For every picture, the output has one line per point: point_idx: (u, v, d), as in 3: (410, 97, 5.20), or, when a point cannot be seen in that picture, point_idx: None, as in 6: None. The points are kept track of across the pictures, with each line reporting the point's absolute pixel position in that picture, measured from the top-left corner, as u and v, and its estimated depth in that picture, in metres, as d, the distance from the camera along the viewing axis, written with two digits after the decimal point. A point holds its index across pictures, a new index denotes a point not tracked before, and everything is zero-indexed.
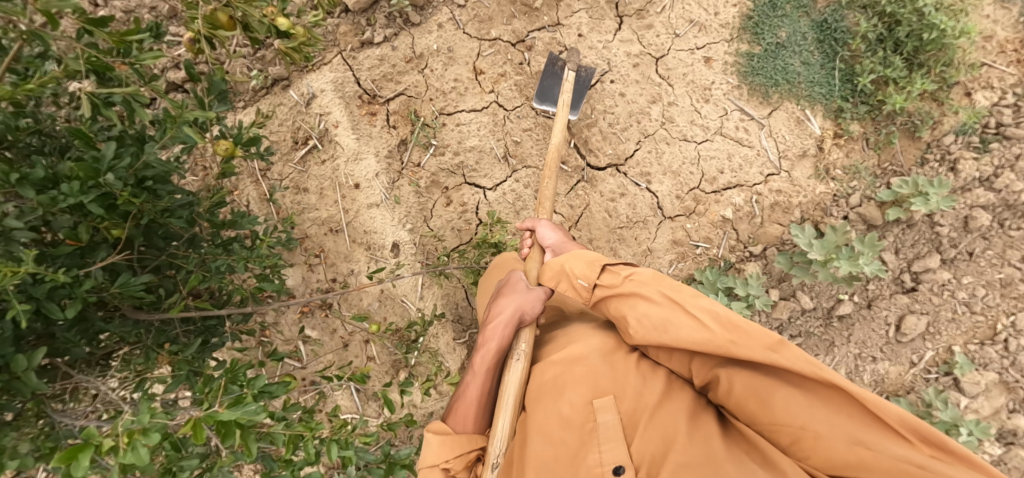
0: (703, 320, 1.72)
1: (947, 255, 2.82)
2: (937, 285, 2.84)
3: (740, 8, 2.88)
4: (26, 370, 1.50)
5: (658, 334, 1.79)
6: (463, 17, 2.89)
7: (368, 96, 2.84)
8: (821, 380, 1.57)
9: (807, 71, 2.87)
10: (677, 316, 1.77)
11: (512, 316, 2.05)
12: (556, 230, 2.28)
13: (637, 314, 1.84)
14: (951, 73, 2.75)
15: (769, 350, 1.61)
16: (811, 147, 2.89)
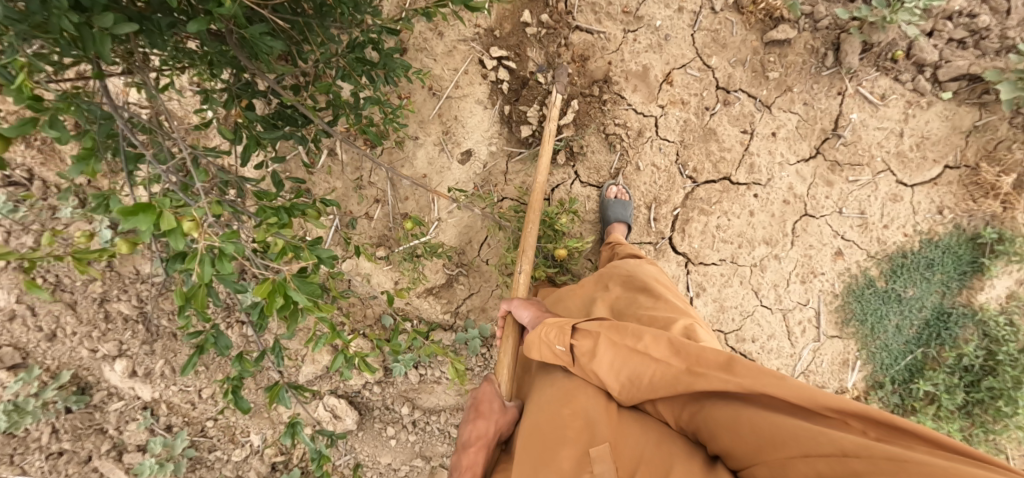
0: (663, 358, 1.64)
1: None
2: None
3: (904, 240, 2.71)
4: (103, 31, 1.22)
5: (630, 386, 1.70)
6: (703, 23, 2.58)
7: (564, 8, 2.56)
8: (764, 387, 1.46)
9: (892, 335, 2.78)
10: (644, 360, 1.67)
11: (493, 439, 1.92)
12: (526, 309, 2.13)
13: (608, 347, 1.74)
14: (981, 442, 2.74)
15: (723, 370, 1.53)
16: (831, 388, 2.84)
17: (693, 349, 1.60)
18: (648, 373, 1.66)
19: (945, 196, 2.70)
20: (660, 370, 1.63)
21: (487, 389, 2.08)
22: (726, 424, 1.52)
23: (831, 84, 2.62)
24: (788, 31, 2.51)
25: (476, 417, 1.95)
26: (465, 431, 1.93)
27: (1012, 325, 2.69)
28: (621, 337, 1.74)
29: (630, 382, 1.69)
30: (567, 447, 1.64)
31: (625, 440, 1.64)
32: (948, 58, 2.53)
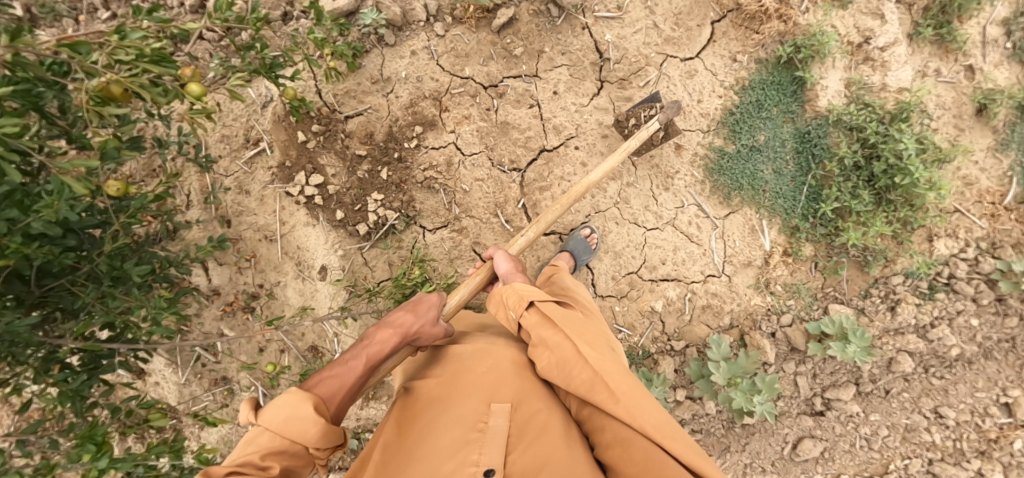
0: (593, 359, 1.84)
1: (863, 388, 2.97)
2: (844, 415, 2.98)
3: (724, 101, 2.80)
4: None
5: (553, 370, 1.89)
6: (439, 48, 2.78)
7: (327, 110, 2.79)
8: (664, 430, 1.71)
9: (775, 179, 2.84)
10: (577, 357, 1.85)
11: (408, 333, 2.04)
12: (509, 262, 2.32)
13: (548, 339, 1.93)
14: (916, 218, 2.82)
15: (635, 396, 1.76)
16: (758, 258, 2.87)
17: (620, 370, 1.83)
18: (575, 367, 1.85)
19: (734, 45, 2.82)
20: (588, 373, 1.82)
21: (433, 297, 2.19)
22: (619, 438, 1.76)
23: (572, 25, 2.79)
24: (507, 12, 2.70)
25: (409, 310, 2.08)
26: (395, 315, 2.06)
27: (868, 106, 2.78)
28: (569, 329, 1.93)
29: (554, 367, 1.89)
30: (474, 398, 1.87)
31: (525, 408, 1.87)
32: None
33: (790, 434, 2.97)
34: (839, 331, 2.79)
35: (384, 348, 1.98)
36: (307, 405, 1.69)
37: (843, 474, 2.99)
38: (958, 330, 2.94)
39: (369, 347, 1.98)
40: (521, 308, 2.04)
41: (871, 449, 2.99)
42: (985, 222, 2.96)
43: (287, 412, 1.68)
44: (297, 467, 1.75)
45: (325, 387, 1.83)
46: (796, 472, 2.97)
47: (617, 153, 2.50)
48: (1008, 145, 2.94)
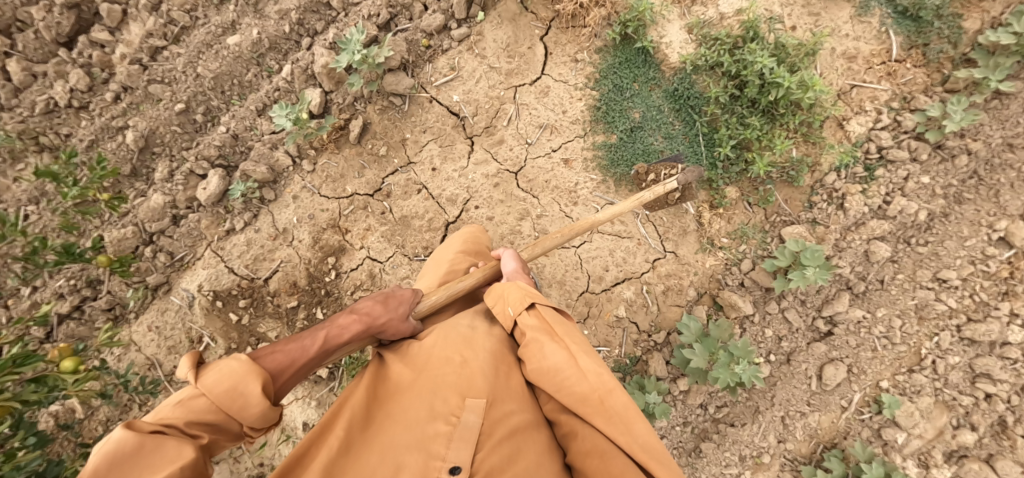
0: (589, 371, 1.86)
1: (857, 290, 2.87)
2: (852, 324, 2.87)
3: (585, 101, 2.85)
4: None
5: (545, 373, 1.91)
6: (316, 181, 2.88)
7: (246, 282, 2.88)
8: (649, 446, 1.76)
9: (669, 144, 2.84)
10: (569, 365, 1.87)
11: (377, 325, 2.05)
12: (516, 262, 2.38)
13: (544, 342, 1.95)
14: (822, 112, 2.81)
15: (623, 412, 1.80)
16: (691, 223, 2.84)
17: (613, 384, 1.86)
18: (571, 374, 1.86)
19: (572, 48, 2.87)
20: (581, 383, 1.84)
21: (407, 293, 2.20)
22: (601, 452, 1.80)
23: (419, 104, 2.88)
24: (355, 122, 2.80)
25: (381, 302, 2.09)
26: (365, 304, 2.08)
27: (716, 40, 2.77)
28: (568, 337, 1.96)
29: (547, 370, 1.90)
30: (451, 391, 1.85)
31: (500, 409, 1.88)
32: (452, 7, 2.86)
33: (810, 368, 2.86)
34: (791, 258, 2.71)
35: (341, 336, 1.99)
36: (257, 382, 1.63)
37: (881, 381, 2.85)
38: (916, 195, 2.82)
39: (330, 331, 1.98)
40: (523, 307, 2.05)
41: (896, 345, 2.85)
42: (885, 84, 2.90)
43: (232, 383, 1.61)
44: (221, 443, 1.65)
45: (276, 363, 1.80)
46: (835, 401, 2.86)
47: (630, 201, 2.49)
48: (867, 5, 2.91)
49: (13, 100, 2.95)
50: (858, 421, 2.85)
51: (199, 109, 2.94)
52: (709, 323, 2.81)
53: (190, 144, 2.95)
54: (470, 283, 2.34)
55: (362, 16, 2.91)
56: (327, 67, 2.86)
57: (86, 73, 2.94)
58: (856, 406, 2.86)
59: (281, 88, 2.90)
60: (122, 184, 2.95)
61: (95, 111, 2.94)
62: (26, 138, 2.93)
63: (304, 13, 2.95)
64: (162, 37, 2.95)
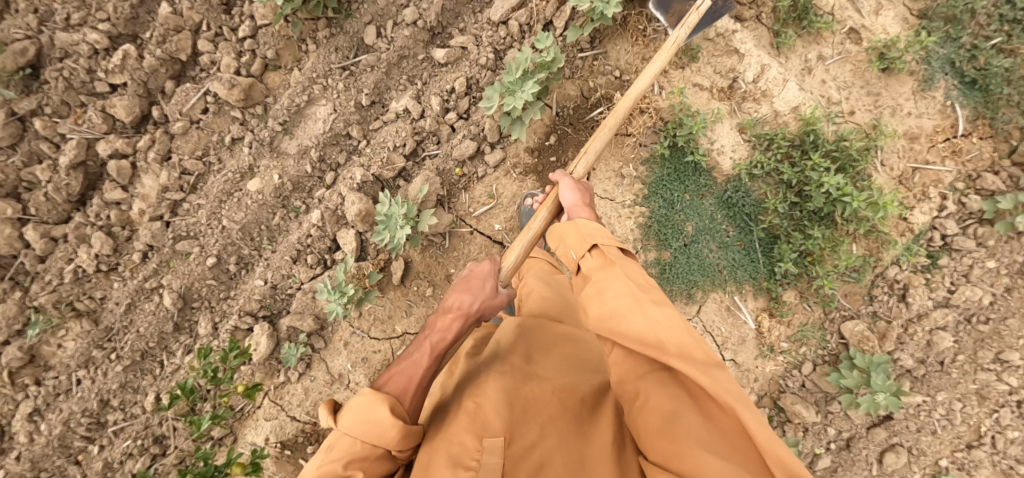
0: (654, 318, 1.67)
1: (916, 372, 2.79)
2: (913, 407, 2.81)
3: (634, 219, 2.72)
4: None
5: (605, 324, 1.74)
6: (364, 325, 2.81)
7: (310, 426, 2.85)
8: (720, 401, 1.53)
9: (724, 253, 2.73)
10: (632, 309, 1.70)
11: (472, 310, 2.09)
12: (574, 191, 2.23)
13: (602, 293, 1.80)
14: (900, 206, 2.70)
15: (695, 364, 1.59)
16: (750, 333, 2.78)
17: (670, 329, 1.65)
18: (629, 320, 1.69)
19: (620, 158, 2.72)
20: (646, 331, 1.66)
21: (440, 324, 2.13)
22: (665, 412, 1.59)
23: (461, 235, 2.75)
24: (397, 265, 2.69)
25: (464, 291, 2.11)
26: (454, 298, 2.11)
27: (771, 144, 2.60)
28: (626, 284, 1.77)
29: (607, 318, 1.74)
30: (467, 436, 1.81)
31: (523, 441, 1.82)
32: (483, 130, 2.67)
33: (870, 455, 2.84)
34: (860, 381, 2.61)
35: (445, 338, 2.03)
36: (382, 407, 1.74)
37: (941, 459, 2.82)
38: (981, 281, 2.70)
39: (433, 337, 2.04)
40: (583, 250, 1.97)
41: (956, 426, 2.80)
42: (950, 164, 2.71)
43: (363, 415, 1.73)
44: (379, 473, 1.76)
45: (394, 387, 1.89)
46: None
47: (663, 52, 2.32)
48: (932, 78, 2.66)
49: (38, 267, 2.84)
50: None
51: (230, 258, 2.82)
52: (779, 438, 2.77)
53: (227, 294, 2.87)
54: (530, 242, 2.28)
55: (386, 147, 2.71)
56: (362, 212, 2.67)
57: (107, 235, 2.81)
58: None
59: (313, 233, 2.74)
60: (167, 340, 2.89)
61: (126, 272, 2.85)
62: (62, 305, 2.85)
63: (324, 148, 2.75)
64: (178, 189, 2.81)
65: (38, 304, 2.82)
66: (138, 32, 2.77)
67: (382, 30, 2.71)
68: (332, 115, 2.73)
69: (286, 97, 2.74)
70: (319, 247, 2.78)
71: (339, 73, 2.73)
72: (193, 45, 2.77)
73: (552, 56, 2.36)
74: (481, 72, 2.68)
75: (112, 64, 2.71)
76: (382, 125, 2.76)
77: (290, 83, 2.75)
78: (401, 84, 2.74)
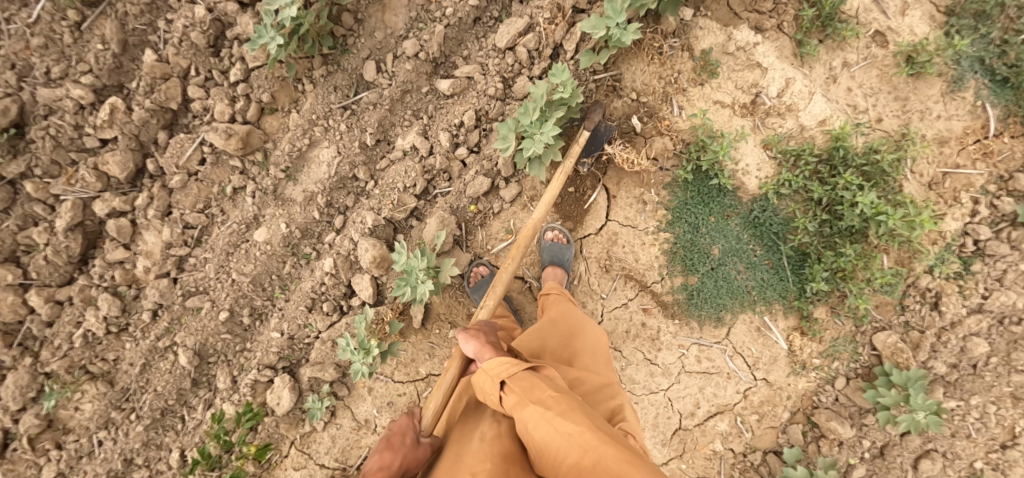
0: (568, 451, 1.68)
1: (946, 377, 2.72)
2: (947, 413, 2.74)
3: (659, 245, 2.66)
4: None
5: (543, 455, 1.75)
6: (388, 369, 2.75)
7: (340, 472, 2.79)
8: None
9: (752, 274, 2.65)
10: (560, 442, 1.70)
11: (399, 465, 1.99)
12: (472, 341, 2.10)
13: (528, 421, 1.78)
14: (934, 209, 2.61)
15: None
16: (780, 352, 2.74)
17: (592, 456, 1.65)
18: (557, 448, 1.71)
19: (640, 182, 2.66)
20: (574, 456, 1.67)
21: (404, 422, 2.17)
22: None
23: None
24: (417, 309, 2.60)
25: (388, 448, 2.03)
26: (372, 463, 1.99)
27: (798, 161, 2.51)
28: (534, 415, 1.76)
29: (546, 452, 1.74)
30: None
31: None
32: (496, 165, 2.54)
33: (905, 462, 2.79)
34: (899, 397, 2.58)
35: (394, 461, 1.99)
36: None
37: (976, 461, 2.75)
38: (1016, 284, 2.61)
39: (387, 458, 1.99)
40: (495, 390, 1.91)
41: (989, 428, 2.72)
42: (981, 167, 2.61)
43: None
44: None
45: None
46: None
47: (555, 180, 2.41)
48: (963, 78, 2.53)
49: (46, 332, 2.72)
50: None
51: (243, 310, 2.73)
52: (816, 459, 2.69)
53: (243, 346, 2.79)
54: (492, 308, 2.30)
55: (396, 188, 2.58)
56: (378, 258, 2.55)
57: (114, 296, 2.72)
58: None
59: (327, 281, 2.64)
60: (185, 396, 2.81)
61: (138, 332, 2.77)
62: (75, 369, 2.75)
63: (331, 192, 2.63)
64: (183, 244, 2.70)
65: (49, 371, 2.72)
66: (124, 82, 2.62)
67: (381, 64, 2.57)
68: (336, 157, 2.59)
69: (286, 141, 2.61)
70: (334, 294, 2.68)
71: (339, 113, 2.60)
72: (182, 92, 2.62)
73: (570, 92, 2.27)
74: (489, 103, 2.53)
75: (99, 120, 2.56)
76: (389, 164, 2.63)
77: (289, 126, 2.61)
78: (406, 120, 2.60)
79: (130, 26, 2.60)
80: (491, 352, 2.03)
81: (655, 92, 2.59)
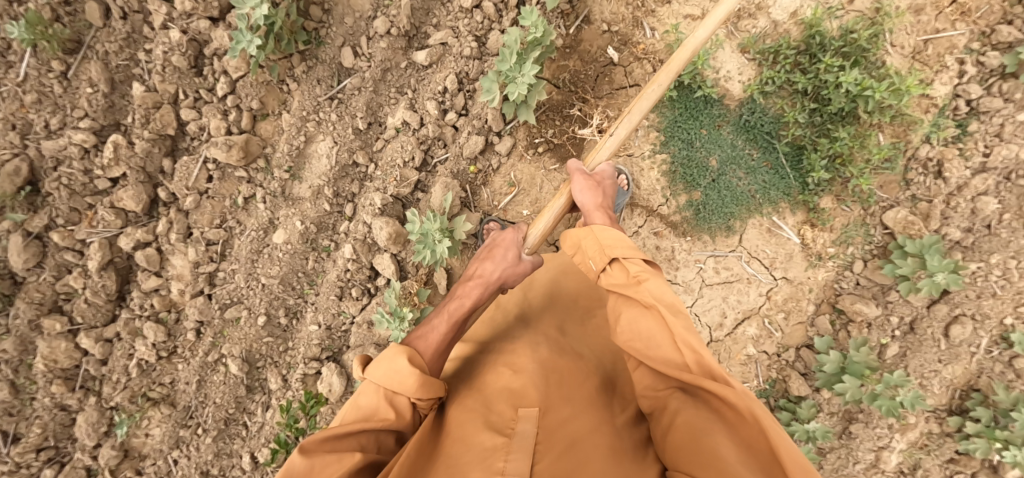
0: (673, 339, 1.65)
1: (963, 241, 2.75)
2: (970, 275, 2.77)
3: (658, 169, 2.72)
4: None
5: (636, 344, 1.71)
6: None
7: None
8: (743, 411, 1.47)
9: (753, 178, 2.70)
10: (657, 332, 1.68)
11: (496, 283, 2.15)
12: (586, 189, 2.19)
13: (641, 294, 1.76)
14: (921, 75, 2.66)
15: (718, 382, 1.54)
16: (795, 249, 2.80)
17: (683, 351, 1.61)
18: (654, 336, 1.68)
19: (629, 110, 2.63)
20: (664, 352, 1.65)
21: (509, 235, 2.25)
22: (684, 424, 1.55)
23: None
24: (440, 275, 2.71)
25: (486, 259, 2.18)
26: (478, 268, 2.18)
27: (780, 55, 2.55)
28: (640, 303, 1.76)
29: (634, 341, 1.71)
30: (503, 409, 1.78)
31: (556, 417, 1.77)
32: (487, 122, 2.61)
33: (936, 331, 2.85)
34: (916, 265, 2.63)
35: (464, 303, 2.09)
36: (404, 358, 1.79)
37: (1005, 318, 2.80)
38: (1015, 136, 2.63)
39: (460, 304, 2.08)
40: (589, 265, 1.96)
41: (1014, 282, 2.74)
42: (961, 27, 2.64)
43: (389, 365, 1.78)
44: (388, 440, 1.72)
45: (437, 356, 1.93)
46: (964, 350, 2.85)
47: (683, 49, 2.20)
48: None
49: (102, 370, 2.88)
50: (990, 360, 2.85)
51: (279, 312, 2.86)
52: (846, 342, 2.77)
53: (286, 346, 2.93)
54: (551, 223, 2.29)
55: (397, 165, 2.66)
56: (393, 234, 2.65)
57: (157, 323, 2.86)
58: (985, 346, 2.85)
59: (350, 267, 2.76)
60: (242, 403, 2.95)
61: (186, 352, 2.91)
62: (137, 399, 2.92)
63: (336, 182, 2.72)
64: (209, 260, 2.82)
65: (115, 404, 2.89)
66: (120, 119, 2.72)
67: (357, 49, 2.63)
68: (334, 148, 2.68)
69: (283, 143, 2.70)
70: (360, 279, 2.79)
71: (328, 105, 2.68)
72: (176, 117, 2.73)
73: (542, 31, 2.33)
74: (468, 63, 2.59)
75: (106, 159, 2.67)
76: (385, 144, 2.70)
77: (282, 128, 2.70)
78: (392, 97, 2.67)
79: (113, 64, 2.68)
80: (602, 219, 2.08)
81: (624, 19, 2.59)
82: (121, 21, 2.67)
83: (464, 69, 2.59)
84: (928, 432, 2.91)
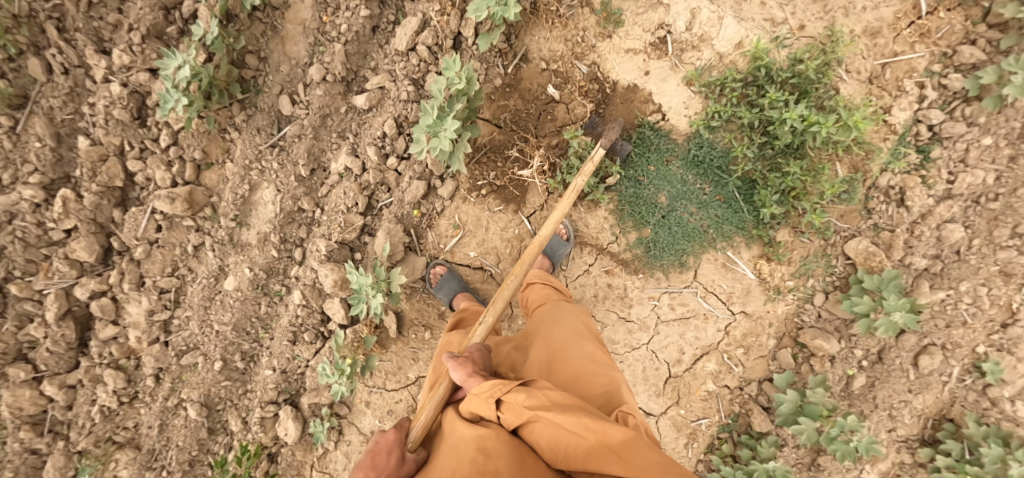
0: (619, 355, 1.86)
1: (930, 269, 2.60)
2: (937, 304, 2.58)
3: (606, 207, 2.69)
4: None
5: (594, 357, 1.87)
6: (380, 382, 2.86)
7: None
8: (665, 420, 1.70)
9: (706, 213, 2.62)
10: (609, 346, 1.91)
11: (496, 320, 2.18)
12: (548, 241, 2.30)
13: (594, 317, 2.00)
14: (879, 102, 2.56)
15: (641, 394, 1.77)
16: (752, 283, 2.72)
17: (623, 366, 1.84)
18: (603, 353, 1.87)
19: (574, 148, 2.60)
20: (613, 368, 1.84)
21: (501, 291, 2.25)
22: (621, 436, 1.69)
23: None
24: (390, 320, 2.70)
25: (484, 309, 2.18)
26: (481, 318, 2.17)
27: (727, 89, 2.46)
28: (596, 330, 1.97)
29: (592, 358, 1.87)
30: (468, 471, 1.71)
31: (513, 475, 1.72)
32: (427, 167, 2.58)
33: (904, 362, 2.62)
34: (873, 303, 2.55)
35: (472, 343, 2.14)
36: None
37: (978, 346, 2.56)
38: (981, 160, 2.49)
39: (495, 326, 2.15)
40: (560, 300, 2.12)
41: (985, 310, 2.53)
42: (921, 49, 2.52)
43: None
44: None
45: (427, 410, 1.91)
46: (935, 379, 2.61)
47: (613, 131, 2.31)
48: None
49: (69, 414, 2.86)
50: (962, 390, 2.61)
51: (234, 357, 2.87)
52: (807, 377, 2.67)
53: (245, 389, 2.93)
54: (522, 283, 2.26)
55: (340, 210, 2.63)
56: (338, 281, 2.62)
57: (117, 370, 2.87)
58: (957, 374, 2.60)
59: (300, 313, 2.76)
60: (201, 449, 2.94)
61: (147, 397, 2.92)
62: (103, 442, 2.90)
63: (283, 229, 2.71)
64: (164, 308, 2.86)
65: (81, 448, 2.87)
66: (69, 172, 2.71)
67: (295, 96, 2.64)
68: (277, 196, 2.67)
69: (228, 192, 2.70)
70: (312, 323, 2.79)
71: (270, 152, 2.68)
72: (124, 168, 2.74)
73: (463, 81, 2.30)
74: (406, 107, 2.55)
75: (56, 213, 2.67)
76: (330, 189, 2.69)
77: (227, 177, 2.70)
78: (334, 143, 2.65)
79: (58, 118, 2.68)
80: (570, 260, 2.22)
81: (564, 56, 2.58)
82: (63, 76, 2.67)
83: (402, 113, 2.55)
84: (898, 463, 2.70)
